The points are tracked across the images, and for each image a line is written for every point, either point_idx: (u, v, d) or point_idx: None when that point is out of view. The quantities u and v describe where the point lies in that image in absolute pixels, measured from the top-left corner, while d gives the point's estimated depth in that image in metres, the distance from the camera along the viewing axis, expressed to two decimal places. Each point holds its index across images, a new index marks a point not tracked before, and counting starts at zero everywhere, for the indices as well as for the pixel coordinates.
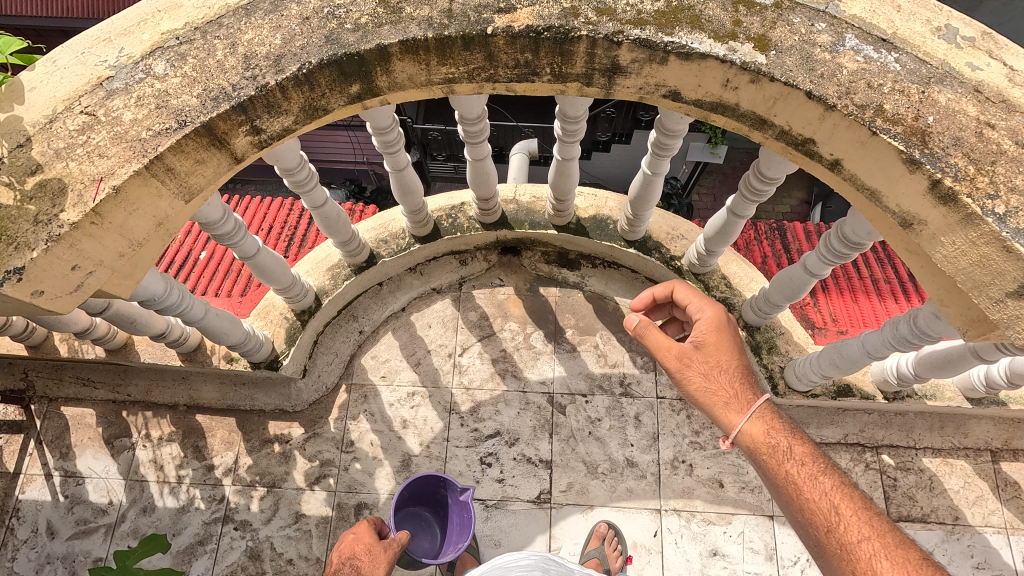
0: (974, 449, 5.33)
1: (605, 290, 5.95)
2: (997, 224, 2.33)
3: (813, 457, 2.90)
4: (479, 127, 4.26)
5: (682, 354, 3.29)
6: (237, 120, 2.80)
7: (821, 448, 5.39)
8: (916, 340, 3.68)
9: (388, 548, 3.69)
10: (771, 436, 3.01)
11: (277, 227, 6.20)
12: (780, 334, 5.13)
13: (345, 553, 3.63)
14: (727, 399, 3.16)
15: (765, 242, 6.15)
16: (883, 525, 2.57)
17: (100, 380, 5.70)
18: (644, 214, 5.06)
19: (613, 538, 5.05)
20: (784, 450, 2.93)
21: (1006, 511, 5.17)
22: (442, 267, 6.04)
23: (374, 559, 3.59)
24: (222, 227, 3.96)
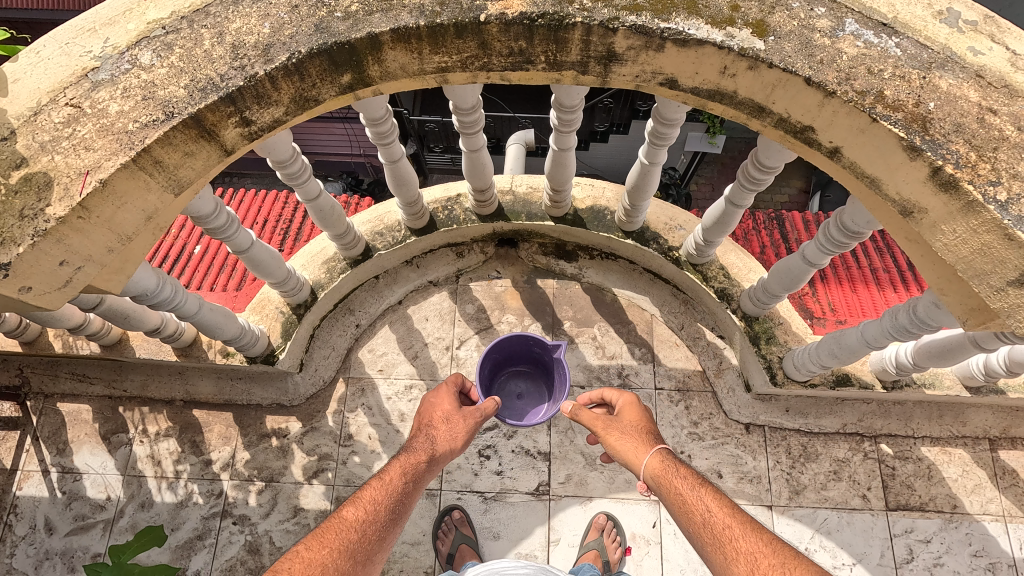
0: (972, 437, 5.32)
1: (603, 281, 5.92)
2: (999, 212, 2.29)
3: (707, 485, 2.85)
4: (474, 117, 4.20)
5: (597, 421, 3.39)
6: (226, 111, 2.75)
7: (820, 437, 5.38)
8: (916, 329, 3.65)
9: (468, 417, 3.38)
10: (671, 469, 2.98)
11: (271, 220, 6.14)
12: (779, 324, 5.10)
13: (423, 420, 3.39)
14: (634, 446, 3.17)
15: (763, 232, 6.11)
16: (778, 542, 2.44)
17: (96, 375, 5.67)
18: (642, 204, 5.01)
19: (612, 529, 5.06)
20: (686, 479, 2.90)
21: (1004, 499, 5.17)
22: (439, 259, 6.00)
23: (453, 427, 3.32)
24: (215, 221, 3.91)
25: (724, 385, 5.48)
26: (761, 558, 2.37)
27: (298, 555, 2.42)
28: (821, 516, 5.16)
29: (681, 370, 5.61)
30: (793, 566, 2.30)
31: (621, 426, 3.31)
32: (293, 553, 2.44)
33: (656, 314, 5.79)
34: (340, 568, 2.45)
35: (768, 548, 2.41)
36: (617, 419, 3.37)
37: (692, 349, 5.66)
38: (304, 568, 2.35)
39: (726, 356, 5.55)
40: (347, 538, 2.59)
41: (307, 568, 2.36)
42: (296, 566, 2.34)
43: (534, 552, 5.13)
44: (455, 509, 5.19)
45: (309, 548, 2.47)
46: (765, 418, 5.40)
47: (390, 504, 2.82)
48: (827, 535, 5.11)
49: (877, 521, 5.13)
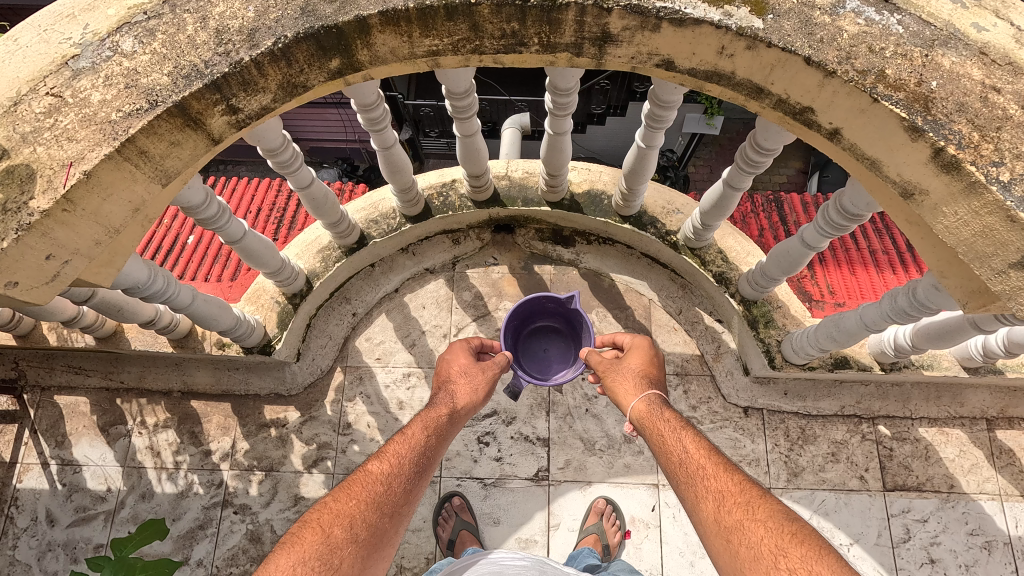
0: (969, 418, 5.33)
1: (600, 267, 5.88)
2: (1002, 193, 2.25)
3: (689, 428, 2.91)
4: (467, 102, 4.12)
5: (603, 365, 3.55)
6: (212, 99, 2.68)
7: (819, 420, 5.40)
8: (915, 312, 3.62)
9: (485, 371, 3.51)
10: (655, 413, 3.07)
11: (265, 209, 6.07)
12: (777, 308, 5.08)
13: (441, 379, 3.49)
14: (628, 387, 3.29)
15: (762, 214, 6.06)
16: (748, 482, 2.50)
17: (92, 368, 5.65)
18: (639, 188, 4.95)
19: (611, 513, 5.10)
20: (669, 422, 2.98)
21: (1001, 478, 5.20)
22: (435, 246, 5.95)
23: (470, 382, 3.40)
24: (205, 211, 3.84)
25: (723, 369, 5.48)
26: (728, 497, 2.44)
27: (327, 506, 2.43)
28: (820, 497, 5.20)
29: (679, 354, 5.59)
30: (756, 505, 2.36)
31: (622, 370, 3.42)
32: (322, 505, 2.45)
33: (653, 299, 5.76)
34: (369, 519, 2.44)
35: (736, 487, 2.47)
36: (619, 365, 3.49)
37: (690, 333, 5.64)
38: (334, 519, 2.36)
39: (724, 341, 5.54)
40: (374, 491, 2.55)
41: (337, 519, 2.37)
42: (326, 515, 2.36)
43: (534, 537, 5.17)
44: (456, 496, 5.22)
45: (337, 500, 2.47)
46: (763, 401, 5.41)
47: (415, 458, 2.80)
48: (825, 516, 5.14)
49: (875, 502, 5.17)
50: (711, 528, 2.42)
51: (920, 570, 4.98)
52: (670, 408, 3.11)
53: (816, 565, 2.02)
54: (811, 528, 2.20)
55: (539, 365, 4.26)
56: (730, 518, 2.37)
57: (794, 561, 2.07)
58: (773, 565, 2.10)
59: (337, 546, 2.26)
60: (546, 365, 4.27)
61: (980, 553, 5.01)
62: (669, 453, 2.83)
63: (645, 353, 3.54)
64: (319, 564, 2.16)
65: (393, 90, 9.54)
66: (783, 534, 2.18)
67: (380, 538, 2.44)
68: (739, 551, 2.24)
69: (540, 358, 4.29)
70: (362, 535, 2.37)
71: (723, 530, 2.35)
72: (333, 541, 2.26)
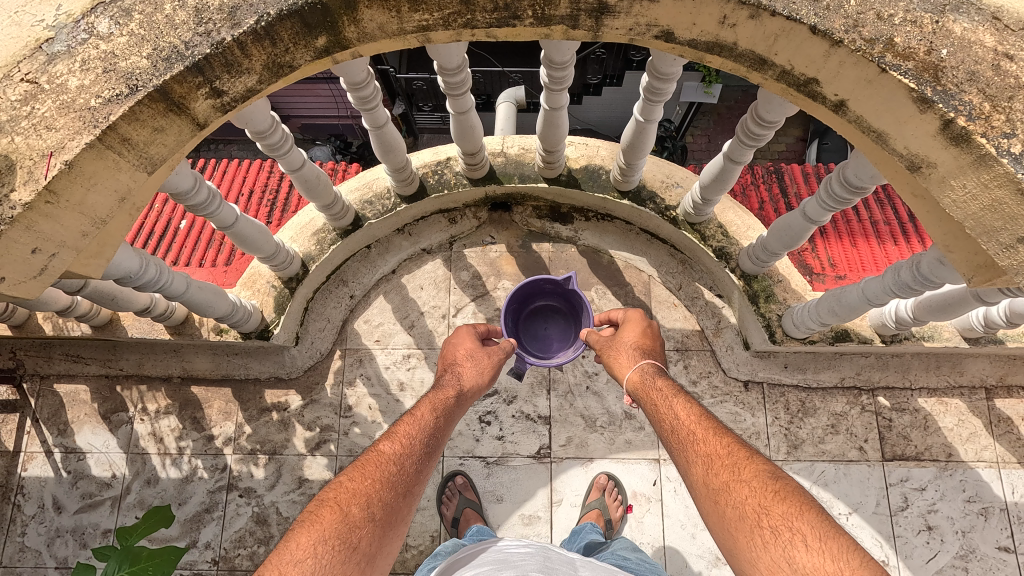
0: (969, 387, 5.35)
1: (599, 243, 5.82)
2: (1012, 165, 2.18)
3: (681, 395, 2.89)
4: (460, 78, 4.00)
5: (599, 341, 3.56)
6: (194, 82, 2.58)
7: (818, 392, 5.41)
8: (918, 286, 3.58)
9: (490, 356, 3.50)
10: (649, 383, 3.06)
11: (257, 191, 5.96)
12: (778, 282, 5.04)
13: (446, 361, 3.47)
14: (624, 360, 3.29)
15: (762, 186, 5.98)
16: (737, 445, 2.47)
17: (90, 355, 5.62)
18: (638, 162, 4.86)
19: (613, 488, 5.15)
20: (661, 390, 2.97)
21: (998, 446, 5.25)
22: (432, 226, 5.87)
23: (476, 364, 3.40)
24: (195, 197, 3.75)
25: (723, 344, 5.47)
26: (716, 459, 2.43)
27: (342, 485, 2.39)
28: (819, 468, 5.25)
29: (679, 330, 5.58)
30: (742, 466, 2.34)
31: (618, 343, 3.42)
32: (337, 484, 2.42)
33: (653, 275, 5.72)
34: (384, 498, 2.41)
35: (723, 449, 2.45)
36: (614, 339, 3.48)
37: (690, 309, 5.61)
38: (351, 498, 2.33)
39: (724, 316, 5.52)
40: (387, 471, 2.52)
41: (354, 498, 2.33)
42: (343, 495, 2.32)
43: (537, 513, 5.22)
44: (459, 475, 5.26)
45: (351, 479, 2.43)
46: (763, 374, 5.41)
47: (424, 439, 2.78)
48: (825, 487, 5.20)
49: (873, 471, 5.22)
50: (701, 491, 2.41)
51: (917, 536, 5.06)
52: (667, 378, 3.10)
53: (797, 521, 2.03)
54: (795, 485, 2.20)
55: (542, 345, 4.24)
56: (717, 480, 2.36)
57: (776, 518, 2.08)
58: (758, 524, 2.10)
59: (355, 525, 2.23)
60: (546, 345, 4.25)
61: (977, 520, 5.08)
62: (663, 419, 2.81)
63: (640, 324, 3.51)
64: (339, 543, 2.13)
65: (384, 64, 9.30)
66: (767, 492, 2.18)
67: (393, 518, 2.41)
68: (726, 512, 2.24)
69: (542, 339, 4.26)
70: (378, 515, 2.34)
71: (712, 491, 2.34)
72: (351, 520, 2.23)
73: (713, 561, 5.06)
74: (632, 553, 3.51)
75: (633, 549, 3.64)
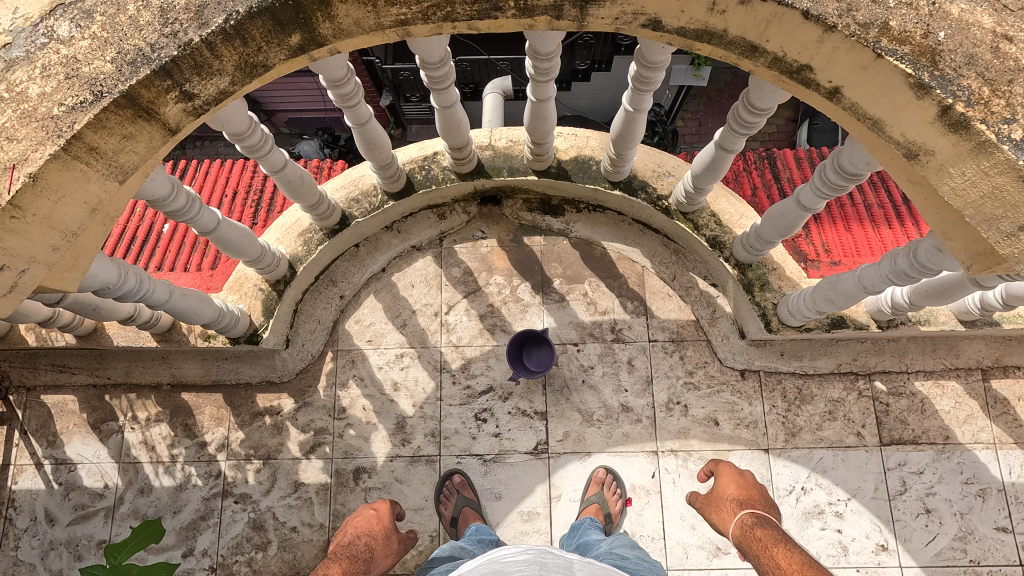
0: (965, 369, 5.33)
1: (591, 235, 5.74)
2: (1013, 152, 2.12)
3: (785, 548, 3.35)
4: (443, 72, 3.88)
5: (712, 494, 4.33)
6: (163, 86, 2.47)
7: (815, 379, 5.39)
8: (915, 273, 3.52)
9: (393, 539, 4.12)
10: (749, 534, 3.66)
11: (241, 192, 5.83)
12: (772, 270, 4.99)
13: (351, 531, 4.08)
14: (727, 513, 4.02)
15: (754, 172, 5.92)
16: None
17: (77, 365, 5.52)
18: (628, 152, 4.77)
19: (612, 482, 5.11)
20: (761, 540, 3.52)
21: (995, 427, 5.24)
22: (421, 222, 5.78)
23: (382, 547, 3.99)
24: (174, 203, 3.64)
25: (718, 334, 5.43)
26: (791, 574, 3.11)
27: None
28: (817, 455, 5.24)
29: (674, 321, 5.52)
30: None
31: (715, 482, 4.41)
32: None
33: (646, 266, 5.65)
34: None
35: None
36: (720, 492, 4.25)
37: (685, 299, 5.55)
38: None
39: (720, 305, 5.46)
40: None
41: None
42: None
43: (536, 510, 5.18)
44: (456, 473, 5.21)
45: None
46: (760, 363, 5.38)
47: None
48: (823, 474, 5.19)
49: (871, 457, 5.22)
50: None
51: (916, 520, 5.07)
52: (778, 531, 3.59)
53: None
54: None
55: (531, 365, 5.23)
56: None
57: None
58: None
59: None
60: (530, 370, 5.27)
61: (975, 501, 5.09)
62: (768, 552, 3.36)
63: (736, 479, 4.25)
64: None
65: (369, 54, 9.10)
66: None
67: None
68: None
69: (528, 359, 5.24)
70: None
71: None
72: None
73: (713, 551, 5.05)
74: (632, 552, 3.44)
75: (630, 546, 3.60)
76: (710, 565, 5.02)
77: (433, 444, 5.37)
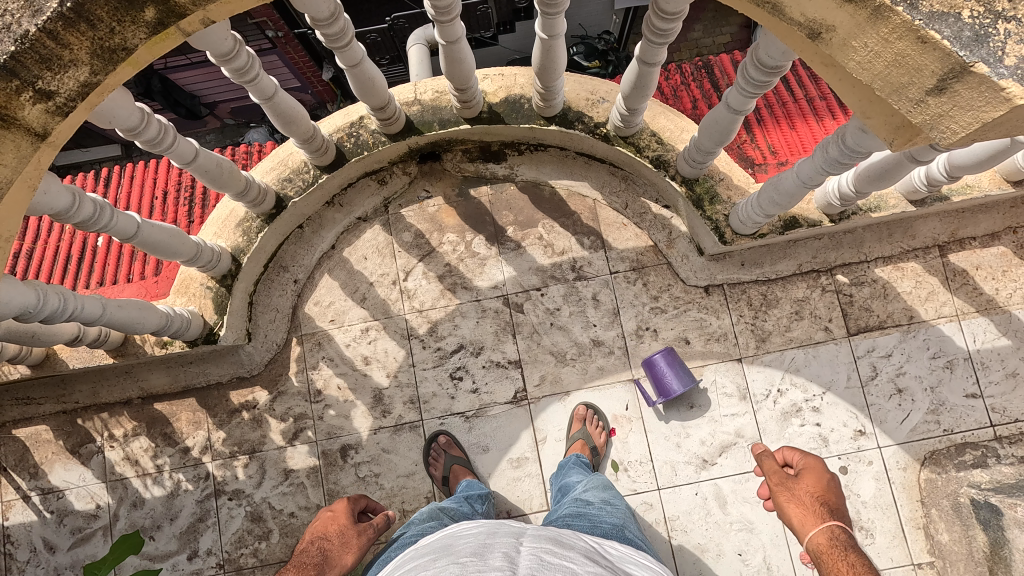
0: (922, 248, 5.36)
1: (538, 176, 5.62)
2: (909, 12, 2.03)
3: None
4: (338, 28, 3.64)
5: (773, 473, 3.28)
6: (11, 87, 2.32)
7: (778, 283, 5.41)
8: (848, 160, 3.43)
9: (360, 534, 3.76)
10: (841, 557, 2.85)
11: (171, 192, 5.60)
12: (720, 181, 4.91)
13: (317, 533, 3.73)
14: (808, 517, 3.05)
15: (693, 84, 5.77)
16: None
17: (42, 395, 5.44)
18: (556, 83, 4.57)
19: (593, 416, 5.20)
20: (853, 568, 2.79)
21: (956, 300, 5.31)
22: (362, 192, 5.63)
23: (344, 542, 3.67)
24: (80, 213, 3.48)
25: (677, 254, 5.41)
26: None
27: None
28: (789, 356, 5.32)
29: (632, 249, 5.48)
30: None
31: (792, 484, 3.22)
32: None
33: (597, 198, 5.56)
34: None
35: None
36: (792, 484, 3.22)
37: (640, 225, 5.49)
38: None
39: (675, 226, 5.42)
40: None
41: None
42: None
43: (525, 455, 5.27)
44: (442, 435, 5.25)
45: None
46: (722, 277, 5.39)
47: None
48: (796, 373, 5.29)
49: (841, 349, 5.31)
50: None
51: (890, 401, 5.21)
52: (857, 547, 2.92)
53: None
54: None
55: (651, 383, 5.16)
56: None
57: None
58: None
59: None
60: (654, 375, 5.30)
61: (943, 374, 5.22)
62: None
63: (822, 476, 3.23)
64: None
65: (299, 26, 8.54)
66: None
67: None
68: None
69: (684, 369, 5.09)
70: None
71: None
72: None
73: (700, 465, 5.17)
74: (598, 497, 3.87)
75: (603, 488, 4.09)
76: (700, 477, 5.15)
77: (414, 410, 5.39)
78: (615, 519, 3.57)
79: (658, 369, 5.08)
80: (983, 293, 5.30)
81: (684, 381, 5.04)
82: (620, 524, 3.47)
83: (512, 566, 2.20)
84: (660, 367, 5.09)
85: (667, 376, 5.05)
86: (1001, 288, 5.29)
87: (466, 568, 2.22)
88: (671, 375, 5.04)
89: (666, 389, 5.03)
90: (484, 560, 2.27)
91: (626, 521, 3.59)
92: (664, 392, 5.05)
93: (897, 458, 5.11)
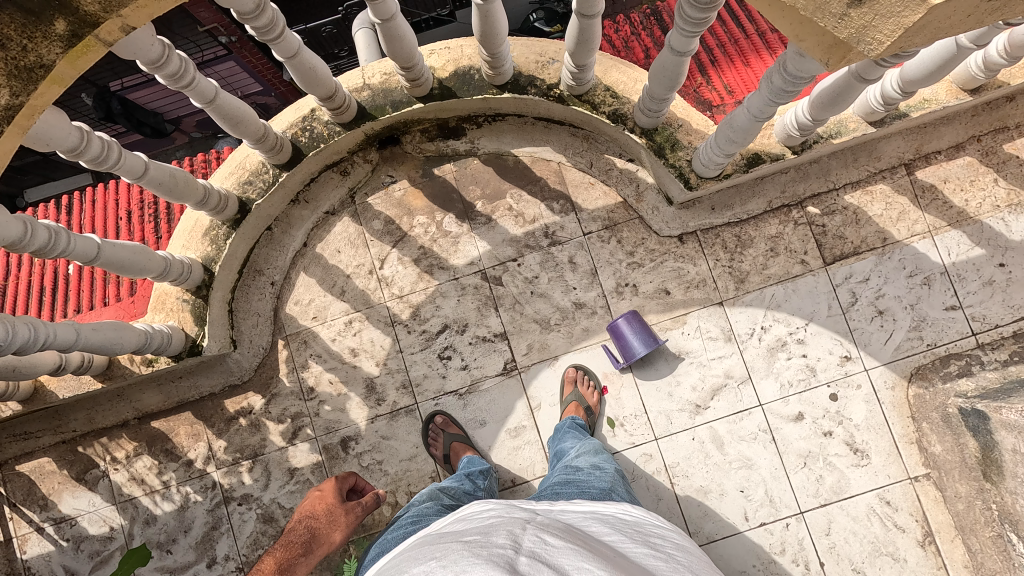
0: (889, 169, 5.38)
1: (499, 146, 5.59)
2: None
3: None
4: (264, 19, 3.60)
5: None
6: None
7: (750, 223, 5.44)
8: (793, 88, 3.41)
9: (348, 513, 4.31)
10: None
11: (136, 210, 5.56)
12: (679, 128, 4.89)
13: (305, 513, 4.25)
14: None
15: (643, 34, 5.74)
16: None
17: (39, 428, 5.48)
18: (501, 49, 4.51)
19: (584, 377, 5.27)
20: None
21: (928, 216, 5.33)
22: (327, 186, 5.59)
23: (335, 524, 4.21)
24: (35, 240, 3.46)
25: (647, 208, 5.42)
26: None
27: None
28: (769, 293, 5.36)
29: (603, 208, 5.48)
30: None
31: None
32: None
33: (562, 161, 5.54)
34: None
35: None
36: None
37: (608, 183, 5.49)
38: None
39: (642, 179, 5.43)
40: None
41: None
42: None
43: (522, 424, 5.33)
44: (438, 415, 5.30)
45: None
46: (694, 223, 5.41)
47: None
48: (778, 308, 5.34)
49: (819, 279, 5.35)
50: None
51: (872, 323, 5.27)
52: None
53: None
54: None
55: (616, 345, 5.23)
56: None
57: None
58: None
59: None
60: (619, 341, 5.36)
61: (922, 290, 5.27)
62: None
63: None
64: None
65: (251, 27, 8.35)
66: None
67: None
68: None
69: (645, 329, 5.14)
70: None
71: None
72: None
73: (694, 410, 5.25)
74: (588, 462, 4.13)
75: (593, 452, 4.30)
76: (695, 422, 5.23)
77: (408, 395, 5.44)
78: (604, 483, 3.83)
79: (622, 332, 5.16)
80: (953, 207, 5.31)
81: (647, 342, 5.10)
82: (608, 487, 3.74)
83: (515, 544, 2.31)
84: (621, 330, 5.17)
85: (631, 340, 5.13)
86: (971, 199, 5.31)
87: (469, 545, 2.34)
88: (633, 335, 5.12)
89: (629, 349, 5.12)
90: (488, 538, 2.39)
91: (615, 484, 3.84)
92: (627, 353, 5.14)
93: (884, 378, 5.19)
